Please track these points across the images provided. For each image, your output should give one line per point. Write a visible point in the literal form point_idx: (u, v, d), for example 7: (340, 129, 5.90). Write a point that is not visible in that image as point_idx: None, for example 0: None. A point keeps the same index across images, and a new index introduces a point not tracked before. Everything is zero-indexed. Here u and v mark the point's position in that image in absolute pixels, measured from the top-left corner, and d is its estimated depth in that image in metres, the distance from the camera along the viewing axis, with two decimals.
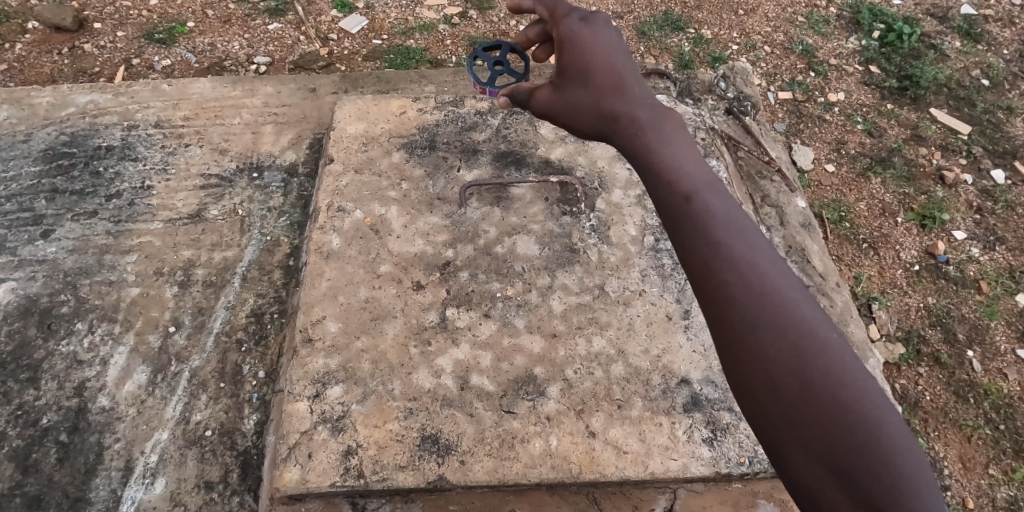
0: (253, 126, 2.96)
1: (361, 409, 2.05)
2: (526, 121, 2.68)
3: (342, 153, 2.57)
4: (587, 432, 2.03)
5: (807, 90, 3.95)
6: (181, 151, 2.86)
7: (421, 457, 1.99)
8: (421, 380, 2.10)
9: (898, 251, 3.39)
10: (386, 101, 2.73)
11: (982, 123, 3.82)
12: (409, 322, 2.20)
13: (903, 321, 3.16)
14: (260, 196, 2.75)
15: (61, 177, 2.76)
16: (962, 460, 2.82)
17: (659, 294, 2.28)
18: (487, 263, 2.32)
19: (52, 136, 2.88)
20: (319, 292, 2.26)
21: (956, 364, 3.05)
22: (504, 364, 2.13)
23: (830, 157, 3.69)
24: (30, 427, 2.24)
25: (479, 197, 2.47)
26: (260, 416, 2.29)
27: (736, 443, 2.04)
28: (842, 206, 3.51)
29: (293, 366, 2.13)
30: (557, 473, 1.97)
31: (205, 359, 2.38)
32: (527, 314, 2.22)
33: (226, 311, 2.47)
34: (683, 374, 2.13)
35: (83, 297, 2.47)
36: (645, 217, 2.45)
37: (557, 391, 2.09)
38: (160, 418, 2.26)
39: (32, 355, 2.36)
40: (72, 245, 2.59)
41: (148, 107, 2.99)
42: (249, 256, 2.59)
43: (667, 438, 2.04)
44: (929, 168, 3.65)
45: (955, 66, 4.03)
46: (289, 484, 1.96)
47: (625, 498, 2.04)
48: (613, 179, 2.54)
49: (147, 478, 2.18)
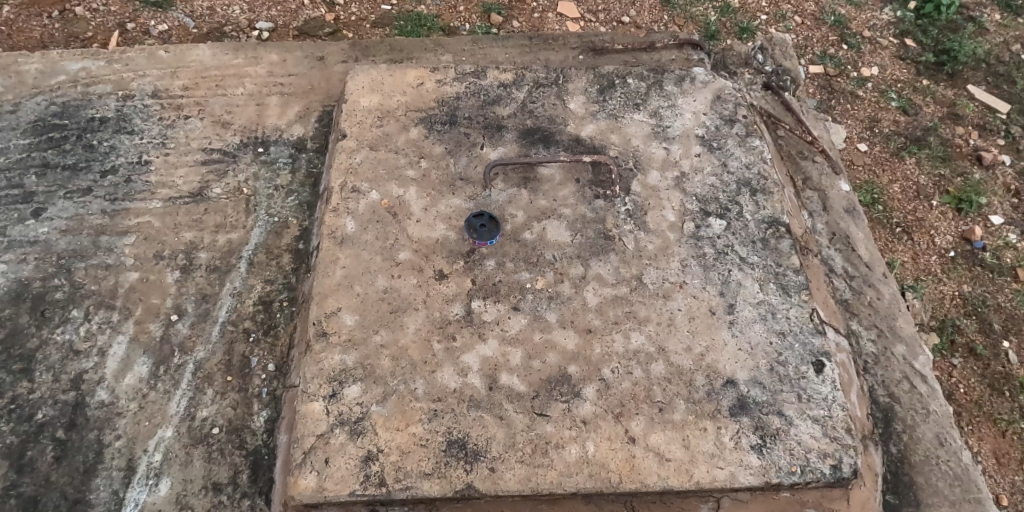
0: (258, 98, 2.76)
1: (381, 411, 1.90)
2: (553, 95, 2.48)
3: (355, 128, 2.38)
4: (626, 437, 1.88)
5: (840, 64, 3.74)
6: (180, 124, 2.66)
7: (447, 463, 1.84)
8: (446, 379, 1.94)
9: (933, 237, 3.22)
10: (401, 71, 2.52)
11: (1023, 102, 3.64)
12: (432, 316, 2.03)
13: (938, 310, 3.01)
14: (266, 173, 2.56)
15: (52, 151, 2.57)
16: (996, 455, 2.71)
17: (701, 286, 2.10)
18: (515, 250, 2.15)
19: (42, 106, 2.68)
20: (333, 281, 2.08)
21: (992, 356, 2.91)
22: (535, 362, 1.97)
23: (863, 135, 3.50)
24: (24, 422, 2.08)
25: (504, 178, 2.29)
26: (270, 413, 2.12)
27: (786, 451, 1.89)
28: (876, 188, 3.33)
29: (307, 363, 1.97)
30: (594, 483, 1.83)
31: (211, 350, 2.21)
32: (559, 307, 2.06)
33: (232, 298, 2.30)
34: (728, 375, 1.97)
35: (78, 282, 2.30)
36: (685, 201, 2.25)
37: (593, 392, 1.93)
38: (164, 414, 2.10)
39: (25, 344, 2.19)
40: (65, 226, 2.41)
41: (144, 76, 2.78)
42: (256, 239, 2.41)
43: (713, 444, 1.88)
44: (965, 149, 3.48)
45: (994, 41, 3.83)
46: (304, 492, 1.81)
47: (665, 507, 1.92)
48: (649, 159, 2.33)
49: (151, 479, 2.02)
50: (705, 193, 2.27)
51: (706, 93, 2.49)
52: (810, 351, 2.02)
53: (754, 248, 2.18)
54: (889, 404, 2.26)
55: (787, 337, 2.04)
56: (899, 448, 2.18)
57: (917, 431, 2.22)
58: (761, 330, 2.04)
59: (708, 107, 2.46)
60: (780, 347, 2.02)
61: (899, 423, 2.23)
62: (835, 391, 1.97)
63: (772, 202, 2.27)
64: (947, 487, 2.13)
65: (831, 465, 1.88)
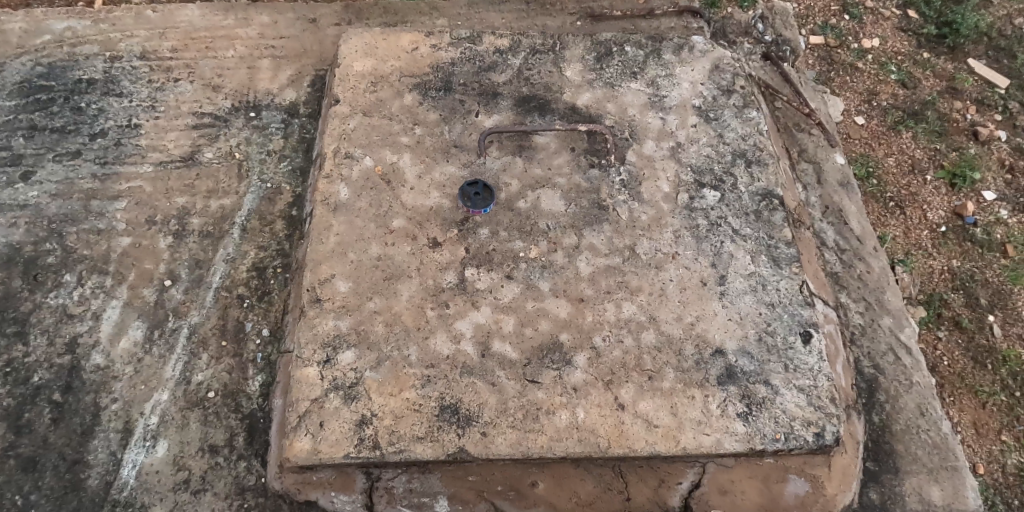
0: (249, 61, 2.73)
1: (375, 376, 1.93)
2: (550, 62, 2.47)
3: (349, 93, 2.36)
4: (616, 404, 1.92)
5: (840, 34, 3.74)
6: (169, 87, 2.63)
7: (440, 428, 1.87)
8: (439, 345, 1.97)
9: (925, 212, 3.26)
10: (396, 35, 2.49)
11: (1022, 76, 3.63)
12: (425, 283, 2.05)
13: (925, 285, 3.06)
14: (259, 138, 2.55)
15: (39, 113, 2.54)
16: (975, 425, 2.78)
17: (693, 258, 2.13)
18: (509, 219, 2.16)
19: (27, 67, 2.64)
20: (327, 248, 2.09)
21: (977, 329, 2.97)
22: (528, 329, 2.00)
23: (860, 108, 3.51)
24: (20, 385, 2.10)
25: (499, 145, 2.29)
26: (266, 377, 2.14)
27: (771, 419, 1.93)
28: (871, 161, 3.35)
29: (302, 328, 1.99)
30: (583, 448, 1.87)
31: (205, 315, 2.22)
32: (553, 276, 2.08)
33: (226, 264, 2.30)
34: (717, 344, 2.01)
35: (70, 247, 2.29)
36: (679, 172, 2.27)
37: (584, 360, 1.97)
38: (160, 378, 2.12)
39: (18, 308, 2.20)
40: (55, 189, 2.39)
41: (132, 37, 2.74)
42: (249, 205, 2.41)
43: (700, 412, 1.92)
44: (962, 123, 3.50)
45: (997, 14, 3.81)
46: (300, 454, 1.84)
47: (653, 472, 1.97)
48: (644, 128, 2.34)
49: (148, 441, 2.04)
50: (699, 164, 2.28)
51: (704, 63, 2.49)
52: (799, 322, 2.06)
53: (746, 220, 2.20)
54: (873, 375, 2.31)
55: (777, 308, 2.07)
56: (882, 418, 2.24)
57: (899, 401, 2.28)
58: (751, 302, 2.07)
59: (706, 77, 2.46)
60: (769, 318, 2.06)
61: (883, 393, 2.28)
62: (821, 362, 2.01)
63: (767, 174, 2.28)
64: (926, 455, 2.19)
65: (814, 432, 1.93)
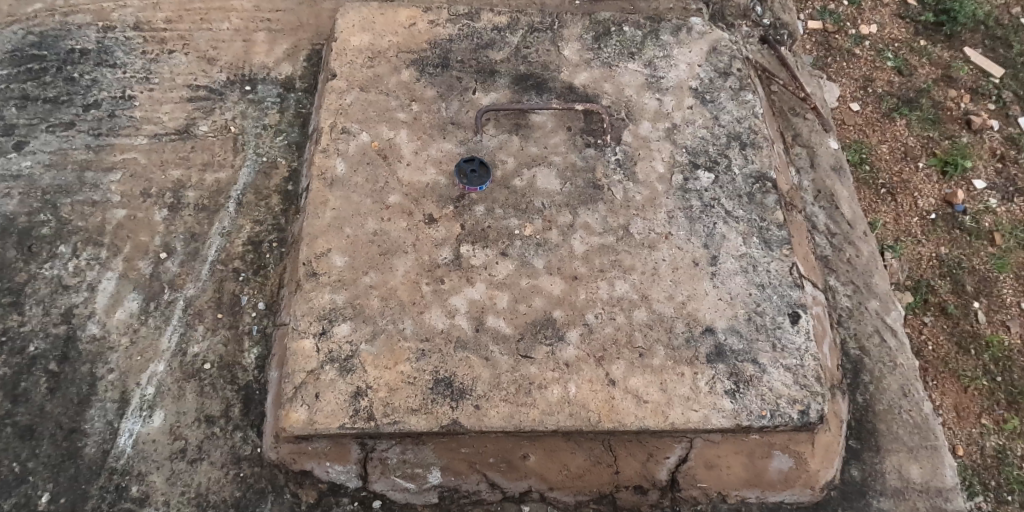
0: (244, 33, 2.71)
1: (370, 349, 1.95)
2: (548, 41, 2.47)
3: (345, 68, 2.36)
4: (607, 380, 1.95)
5: (838, 20, 3.77)
6: (163, 58, 2.62)
7: (434, 401, 1.91)
8: (434, 319, 2.00)
9: (916, 199, 3.30)
10: (393, 10, 2.49)
11: (1017, 66, 3.68)
12: (421, 259, 2.07)
13: (914, 270, 3.11)
14: (254, 112, 2.55)
15: (31, 83, 2.53)
16: (956, 409, 2.84)
17: (686, 238, 2.16)
18: (505, 197, 2.18)
19: (19, 36, 2.63)
20: (323, 223, 2.11)
21: (961, 315, 3.02)
22: (521, 305, 2.03)
23: (856, 95, 3.54)
24: (16, 355, 2.11)
25: (496, 124, 2.30)
26: (261, 350, 2.16)
27: (758, 396, 1.97)
28: (864, 147, 3.39)
29: (298, 301, 2.01)
30: (574, 422, 1.91)
31: (201, 288, 2.24)
32: (547, 254, 2.11)
33: (221, 238, 2.31)
34: (708, 323, 2.04)
35: (64, 218, 2.30)
36: (675, 153, 2.29)
37: (577, 336, 2.00)
38: (156, 350, 2.14)
39: (12, 279, 2.20)
40: (48, 160, 2.39)
41: (126, 6, 2.72)
42: (245, 179, 2.41)
43: (689, 388, 1.96)
44: (955, 112, 3.54)
45: (994, 3, 3.86)
46: (296, 424, 1.87)
47: (641, 446, 2.01)
48: (641, 109, 2.36)
49: (144, 410, 2.07)
50: (695, 146, 2.31)
51: (701, 45, 2.50)
52: (788, 303, 2.10)
53: (740, 202, 2.23)
54: (859, 356, 2.36)
55: (766, 289, 2.11)
56: (865, 397, 2.29)
57: (883, 382, 2.33)
58: (742, 282, 2.11)
59: (703, 59, 2.47)
60: (759, 298, 2.10)
61: (867, 374, 2.34)
62: (808, 342, 2.06)
63: (760, 156, 2.31)
64: (906, 434, 2.24)
65: (799, 410, 1.97)
